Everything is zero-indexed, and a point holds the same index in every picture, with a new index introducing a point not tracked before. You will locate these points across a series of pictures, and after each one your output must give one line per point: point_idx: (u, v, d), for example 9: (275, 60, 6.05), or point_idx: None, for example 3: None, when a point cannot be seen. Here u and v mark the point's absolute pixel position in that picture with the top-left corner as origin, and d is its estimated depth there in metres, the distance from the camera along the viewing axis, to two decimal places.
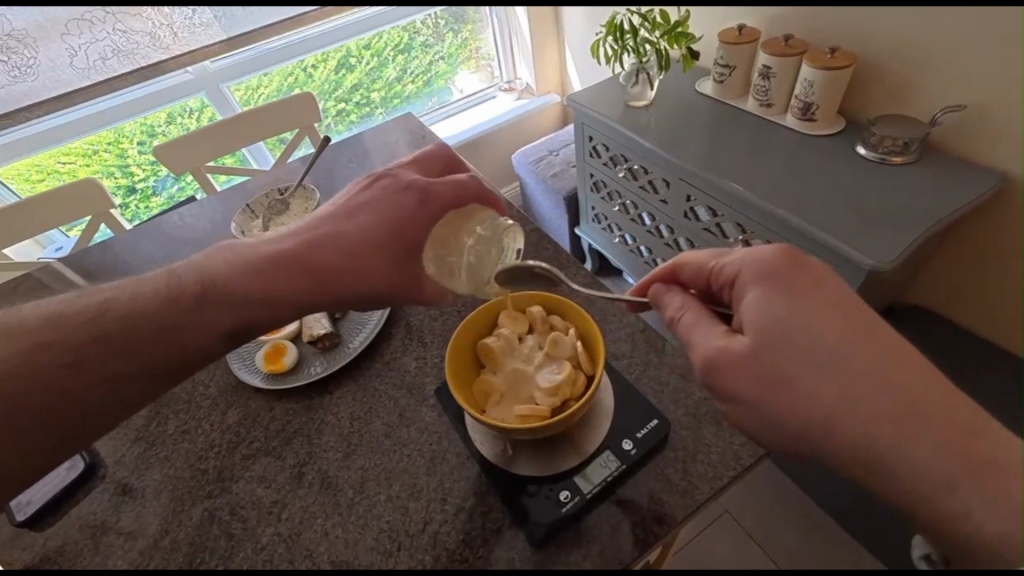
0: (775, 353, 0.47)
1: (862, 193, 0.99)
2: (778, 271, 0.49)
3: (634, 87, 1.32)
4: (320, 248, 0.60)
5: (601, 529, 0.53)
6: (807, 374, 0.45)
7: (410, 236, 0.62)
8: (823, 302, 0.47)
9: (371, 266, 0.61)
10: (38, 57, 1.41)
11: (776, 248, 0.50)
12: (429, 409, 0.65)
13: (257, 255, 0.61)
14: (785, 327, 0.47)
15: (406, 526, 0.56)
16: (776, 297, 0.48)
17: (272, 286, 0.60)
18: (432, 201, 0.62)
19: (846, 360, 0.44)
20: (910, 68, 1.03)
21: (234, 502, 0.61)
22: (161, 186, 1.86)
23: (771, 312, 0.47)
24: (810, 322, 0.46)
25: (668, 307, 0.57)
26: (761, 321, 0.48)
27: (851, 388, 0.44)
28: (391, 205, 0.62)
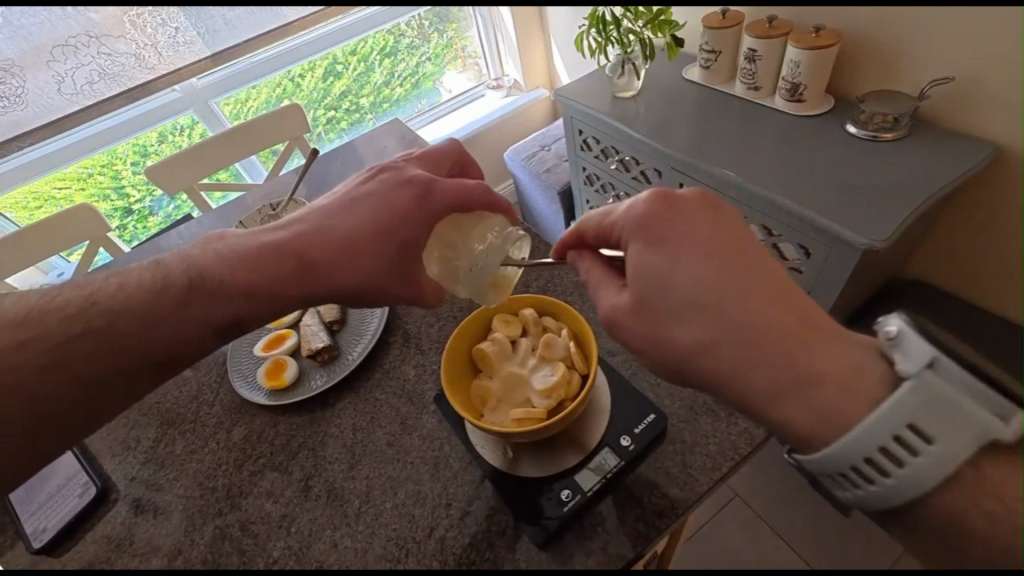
0: (659, 303, 0.45)
1: (852, 172, 0.99)
2: (655, 217, 0.47)
3: (621, 78, 1.31)
4: (319, 242, 0.59)
5: (603, 525, 0.54)
6: (694, 321, 0.44)
7: (408, 233, 0.60)
8: (698, 244, 0.45)
9: (357, 260, 0.59)
10: (25, 85, 1.43)
11: (650, 192, 0.48)
12: (430, 417, 0.66)
13: (254, 250, 0.60)
14: (659, 277, 0.45)
15: (413, 532, 0.57)
16: (653, 249, 0.46)
17: (272, 279, 0.59)
18: (435, 200, 0.60)
19: (720, 294, 0.43)
20: (895, 43, 1.02)
21: (244, 519, 0.62)
22: (158, 206, 1.86)
23: (652, 264, 0.46)
24: (690, 268, 0.44)
25: (580, 271, 0.55)
26: (640, 277, 0.46)
27: (728, 333, 0.42)
28: (391, 201, 0.60)
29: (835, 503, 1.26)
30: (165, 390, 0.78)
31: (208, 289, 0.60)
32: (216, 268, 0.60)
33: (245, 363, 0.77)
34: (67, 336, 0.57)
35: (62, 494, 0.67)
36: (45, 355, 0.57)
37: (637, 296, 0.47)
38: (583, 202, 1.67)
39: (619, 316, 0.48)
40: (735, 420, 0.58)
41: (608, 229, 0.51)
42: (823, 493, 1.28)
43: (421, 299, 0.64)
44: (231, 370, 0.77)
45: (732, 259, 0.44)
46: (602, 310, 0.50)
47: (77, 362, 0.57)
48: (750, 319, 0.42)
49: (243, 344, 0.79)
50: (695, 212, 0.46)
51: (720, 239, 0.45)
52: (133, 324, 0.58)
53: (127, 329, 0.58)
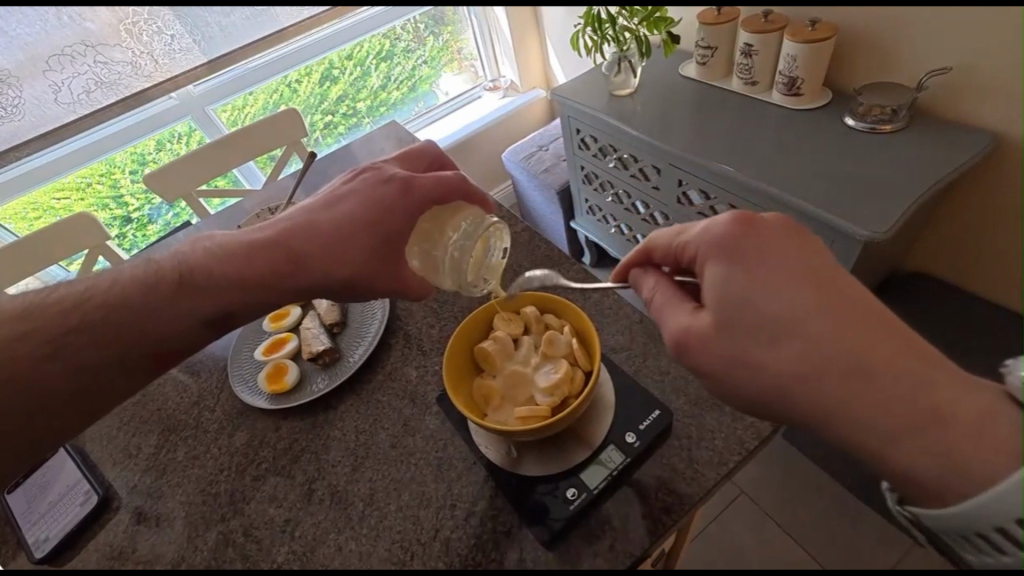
0: (743, 327, 0.44)
1: (852, 164, 0.99)
2: (735, 236, 0.45)
3: (617, 76, 1.31)
4: (307, 235, 0.60)
5: (610, 524, 0.53)
6: (795, 347, 0.42)
7: (392, 225, 0.61)
8: (789, 266, 0.44)
9: (343, 254, 0.60)
10: (23, 95, 1.43)
11: (732, 213, 0.47)
12: (433, 418, 0.65)
13: (250, 244, 0.61)
14: (748, 299, 0.44)
15: (418, 534, 0.56)
16: (738, 271, 0.44)
17: (259, 273, 0.59)
18: (417, 190, 0.61)
19: (813, 319, 0.41)
20: (889, 37, 1.03)
21: (247, 524, 0.61)
22: (157, 214, 1.85)
23: (735, 287, 0.44)
24: (783, 290, 0.43)
25: (643, 290, 0.54)
26: (724, 299, 0.45)
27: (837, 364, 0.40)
28: (373, 194, 0.61)
29: (845, 500, 1.25)
30: (166, 397, 0.77)
31: (208, 293, 0.59)
32: (210, 273, 0.60)
33: (246, 367, 0.77)
34: (68, 341, 0.57)
35: (63, 504, 0.67)
36: (46, 361, 0.57)
37: (717, 318, 0.45)
38: (582, 201, 1.67)
39: (694, 337, 0.47)
40: (741, 414, 0.58)
41: (678, 248, 0.51)
42: (832, 490, 1.27)
43: (409, 295, 0.64)
44: (231, 375, 0.76)
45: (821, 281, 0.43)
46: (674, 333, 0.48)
47: (76, 367, 0.58)
48: (829, 337, 0.41)
49: (243, 348, 0.79)
50: (776, 232, 0.45)
51: (810, 261, 0.44)
52: (133, 327, 0.58)
53: (127, 334, 0.58)
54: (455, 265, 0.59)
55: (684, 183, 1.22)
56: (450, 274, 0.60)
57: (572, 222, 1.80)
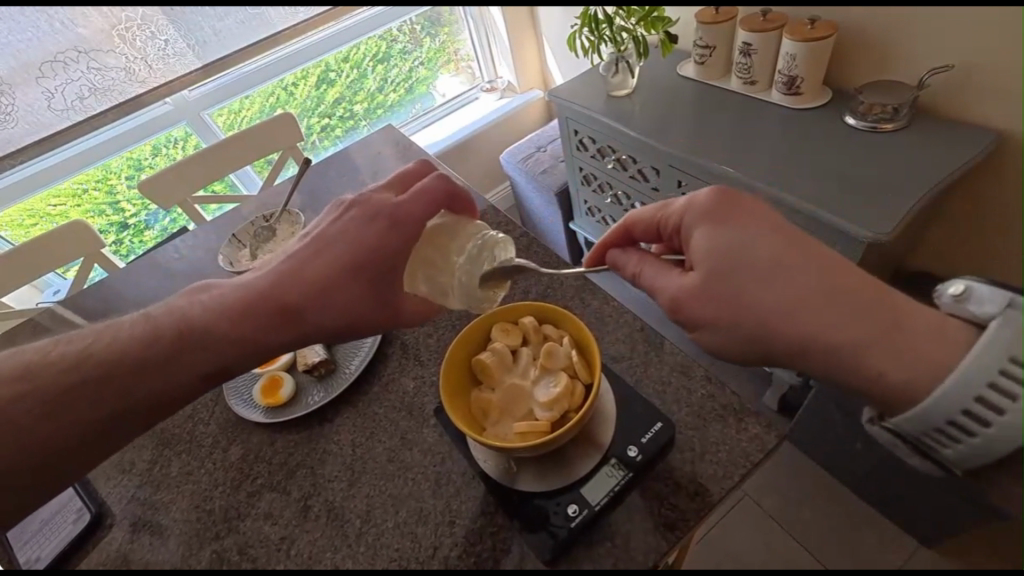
0: (729, 279, 0.48)
1: (855, 163, 0.97)
2: (718, 207, 0.50)
3: (615, 76, 1.30)
4: (297, 283, 0.58)
5: (613, 540, 0.52)
6: (779, 293, 0.46)
7: (386, 261, 0.59)
8: (770, 225, 0.48)
9: (332, 292, 0.58)
10: (16, 102, 1.40)
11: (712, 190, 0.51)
12: (430, 430, 0.64)
13: (242, 299, 0.59)
14: (737, 253, 0.47)
15: (416, 552, 0.55)
16: (722, 230, 0.49)
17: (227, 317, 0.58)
18: (404, 222, 0.59)
19: (806, 280, 0.46)
20: (890, 34, 1.01)
21: (243, 542, 0.60)
22: (153, 220, 1.84)
23: (723, 242, 0.48)
24: (764, 243, 0.47)
25: (627, 267, 0.57)
26: (712, 259, 0.48)
27: (813, 310, 0.45)
28: (354, 234, 0.60)
29: (847, 500, 1.24)
30: None
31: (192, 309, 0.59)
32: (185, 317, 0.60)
33: (241, 380, 0.75)
34: None
35: (55, 522, 0.65)
36: None
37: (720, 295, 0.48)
38: (580, 202, 1.66)
39: (685, 295, 0.50)
40: (746, 425, 0.56)
41: (662, 221, 0.55)
42: (835, 489, 1.26)
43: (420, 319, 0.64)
44: (227, 388, 0.75)
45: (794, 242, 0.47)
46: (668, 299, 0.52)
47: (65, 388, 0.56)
48: None
49: None
50: (750, 208, 0.49)
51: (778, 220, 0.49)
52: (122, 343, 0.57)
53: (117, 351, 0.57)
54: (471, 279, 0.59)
55: (683, 184, 1.21)
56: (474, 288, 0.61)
57: (571, 224, 1.79)
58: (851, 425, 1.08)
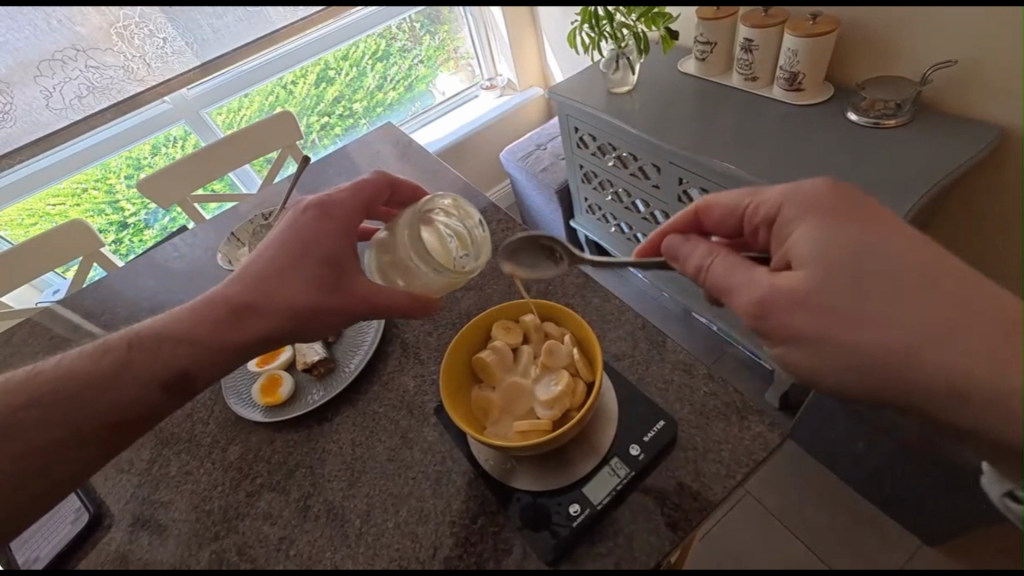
0: (834, 272, 0.47)
1: (858, 160, 0.97)
2: (824, 200, 0.50)
3: (616, 73, 1.29)
4: (249, 277, 0.58)
5: (615, 540, 0.51)
6: (900, 303, 0.45)
7: (327, 245, 0.59)
8: (879, 226, 0.47)
9: (284, 286, 0.57)
10: (13, 101, 1.40)
11: (798, 188, 0.51)
12: (431, 429, 0.63)
13: (200, 307, 0.59)
14: (846, 248, 0.47)
15: (416, 552, 0.54)
16: (827, 224, 0.48)
17: (193, 329, 0.58)
18: (338, 211, 0.62)
19: (910, 280, 0.45)
20: (892, 30, 1.01)
21: (241, 542, 0.60)
22: (153, 219, 1.84)
23: (831, 238, 0.48)
24: (869, 239, 0.47)
25: (691, 258, 0.56)
26: (817, 257, 0.48)
27: (924, 310, 0.45)
28: (295, 229, 0.60)
29: (849, 499, 1.24)
30: None
31: None
32: (151, 336, 0.58)
33: (240, 379, 0.75)
34: None
35: (54, 522, 0.65)
36: None
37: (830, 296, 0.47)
38: (581, 200, 1.66)
39: (776, 291, 0.49)
40: (749, 424, 0.55)
41: (746, 211, 0.56)
42: (837, 489, 1.26)
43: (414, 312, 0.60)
44: (226, 387, 0.74)
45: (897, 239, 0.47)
46: (757, 292, 0.50)
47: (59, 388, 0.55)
48: None
49: None
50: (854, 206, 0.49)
51: (874, 215, 0.48)
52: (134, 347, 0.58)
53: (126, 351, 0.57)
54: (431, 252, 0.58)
55: (684, 181, 1.21)
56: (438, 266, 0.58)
57: (571, 222, 1.79)
58: (853, 423, 1.08)
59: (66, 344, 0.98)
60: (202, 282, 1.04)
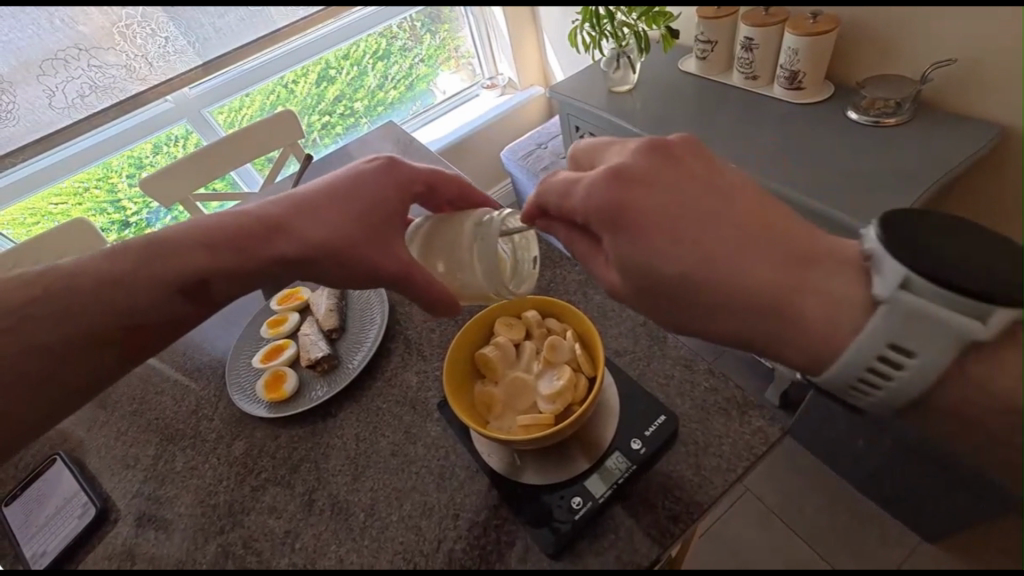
0: (645, 278, 0.47)
1: (857, 158, 0.97)
2: (608, 198, 0.47)
3: (616, 72, 1.29)
4: (290, 208, 0.60)
5: (617, 533, 0.52)
6: (705, 292, 0.45)
7: (376, 198, 0.60)
8: (684, 215, 0.45)
9: (321, 219, 0.59)
10: (16, 100, 1.41)
11: (601, 171, 0.48)
12: (434, 425, 0.64)
13: (245, 215, 0.61)
14: (642, 252, 0.46)
15: (420, 545, 0.55)
16: (621, 231, 0.46)
17: (235, 235, 0.60)
18: (400, 169, 0.62)
19: (725, 259, 0.44)
20: (891, 28, 1.01)
21: (247, 536, 0.60)
22: (155, 218, 1.84)
23: (625, 244, 0.46)
24: (669, 240, 0.45)
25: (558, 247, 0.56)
26: (621, 256, 0.47)
27: (736, 288, 0.43)
28: (360, 174, 0.61)
29: (848, 497, 1.24)
30: (165, 406, 0.76)
31: None
32: (193, 238, 0.60)
33: (244, 376, 0.75)
34: None
35: (61, 516, 0.66)
36: None
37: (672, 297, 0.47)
38: None
39: (619, 291, 0.51)
40: (749, 419, 0.56)
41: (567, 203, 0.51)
42: (837, 486, 1.26)
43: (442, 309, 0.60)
44: (230, 384, 0.75)
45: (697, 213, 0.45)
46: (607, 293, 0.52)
47: None
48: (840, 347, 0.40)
49: (242, 355, 0.78)
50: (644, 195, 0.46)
51: (699, 203, 0.45)
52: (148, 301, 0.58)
53: (142, 282, 0.59)
54: (481, 265, 0.58)
55: None
56: (478, 279, 0.59)
57: None
58: (852, 420, 1.09)
59: None
60: None
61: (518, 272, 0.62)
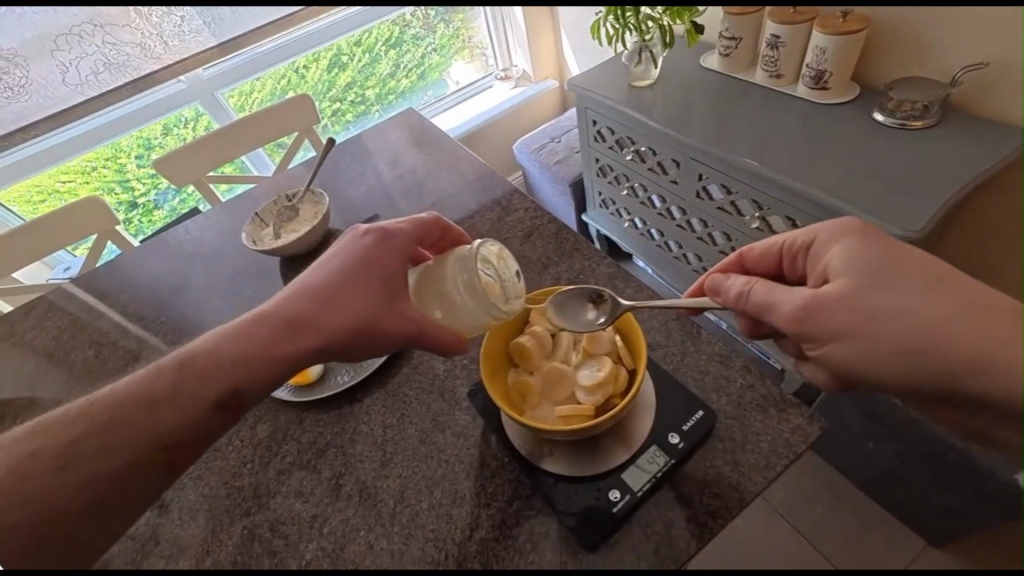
0: (873, 288, 0.51)
1: (885, 160, 0.96)
2: (857, 231, 0.55)
3: (637, 66, 1.28)
4: (302, 299, 0.58)
5: (653, 528, 0.51)
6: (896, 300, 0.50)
7: (388, 272, 0.60)
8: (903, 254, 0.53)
9: (342, 302, 0.57)
10: (30, 75, 1.39)
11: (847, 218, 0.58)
12: (463, 413, 0.63)
13: (247, 322, 0.58)
14: (882, 266, 0.52)
15: (451, 533, 0.54)
16: (868, 248, 0.53)
17: (250, 345, 0.56)
18: (396, 237, 0.62)
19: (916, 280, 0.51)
20: (921, 29, 1.00)
21: (274, 519, 0.60)
22: (163, 199, 1.83)
23: (870, 257, 0.53)
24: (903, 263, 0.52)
25: (732, 284, 0.59)
26: (853, 267, 0.53)
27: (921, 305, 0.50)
28: (352, 249, 0.61)
29: (853, 497, 1.25)
30: None
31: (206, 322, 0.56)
32: (207, 353, 0.56)
33: None
34: None
35: None
36: None
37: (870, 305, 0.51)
38: (595, 194, 1.65)
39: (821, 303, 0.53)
40: (788, 416, 0.55)
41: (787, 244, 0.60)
42: (845, 489, 1.26)
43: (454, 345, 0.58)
44: None
45: (890, 250, 0.53)
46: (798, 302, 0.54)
47: None
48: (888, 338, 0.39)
49: None
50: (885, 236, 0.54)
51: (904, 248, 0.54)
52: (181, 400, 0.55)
53: None
54: (470, 292, 0.56)
55: (704, 177, 1.20)
56: (471, 306, 0.56)
57: (584, 215, 1.78)
58: (865, 423, 1.08)
59: (84, 321, 0.98)
60: (218, 264, 1.02)
61: (508, 292, 0.57)
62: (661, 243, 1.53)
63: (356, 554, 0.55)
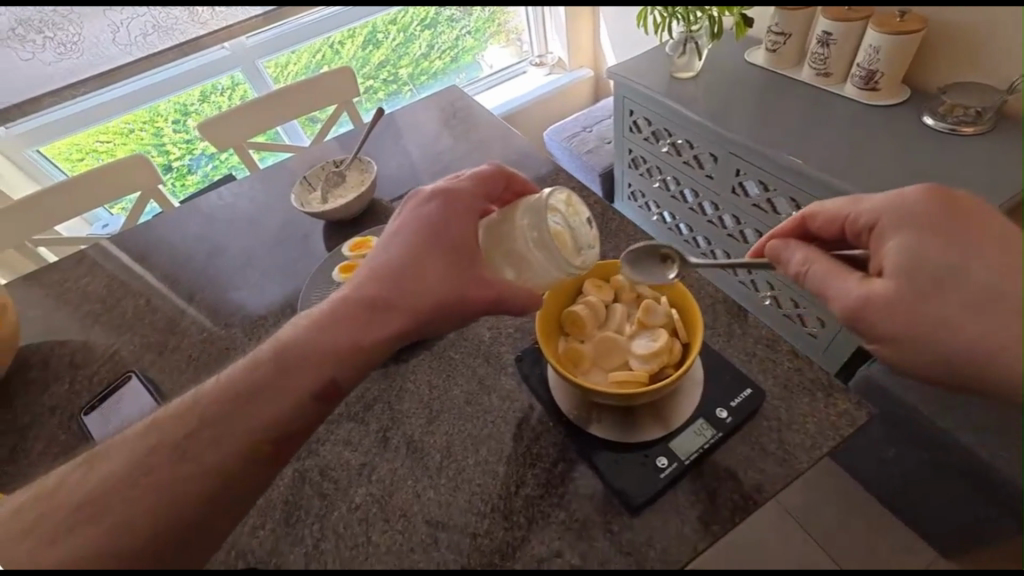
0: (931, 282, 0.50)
1: (935, 164, 0.95)
2: (930, 210, 0.52)
3: (681, 57, 1.27)
4: (380, 281, 0.57)
5: (696, 496, 0.53)
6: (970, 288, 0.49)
7: (454, 239, 0.60)
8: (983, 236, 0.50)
9: (421, 277, 0.57)
10: (83, 33, 1.40)
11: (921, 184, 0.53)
12: (508, 377, 0.65)
13: (324, 309, 0.57)
14: (943, 259, 0.50)
15: (498, 488, 0.56)
16: (926, 236, 0.51)
17: (332, 332, 0.55)
18: (459, 199, 0.62)
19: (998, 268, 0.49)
20: (980, 33, 0.98)
21: (323, 464, 0.62)
22: (197, 164, 1.86)
23: (921, 248, 0.50)
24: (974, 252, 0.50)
25: (792, 258, 0.58)
26: (907, 261, 0.51)
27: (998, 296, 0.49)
28: (419, 218, 0.60)
29: None
30: None
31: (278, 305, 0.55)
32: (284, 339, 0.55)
33: None
34: None
35: None
36: None
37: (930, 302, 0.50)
38: (625, 185, 1.65)
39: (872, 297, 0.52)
40: (834, 401, 0.56)
41: (848, 216, 0.57)
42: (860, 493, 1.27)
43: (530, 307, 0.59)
44: None
45: (956, 214, 0.51)
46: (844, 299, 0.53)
47: None
48: None
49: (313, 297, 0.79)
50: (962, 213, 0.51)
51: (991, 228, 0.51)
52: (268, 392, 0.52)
53: None
54: (540, 246, 0.56)
55: (742, 173, 1.20)
56: (543, 262, 0.56)
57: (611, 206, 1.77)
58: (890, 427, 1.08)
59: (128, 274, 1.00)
60: (259, 227, 1.05)
61: (579, 243, 0.59)
62: (690, 238, 1.52)
63: (405, 501, 0.57)
